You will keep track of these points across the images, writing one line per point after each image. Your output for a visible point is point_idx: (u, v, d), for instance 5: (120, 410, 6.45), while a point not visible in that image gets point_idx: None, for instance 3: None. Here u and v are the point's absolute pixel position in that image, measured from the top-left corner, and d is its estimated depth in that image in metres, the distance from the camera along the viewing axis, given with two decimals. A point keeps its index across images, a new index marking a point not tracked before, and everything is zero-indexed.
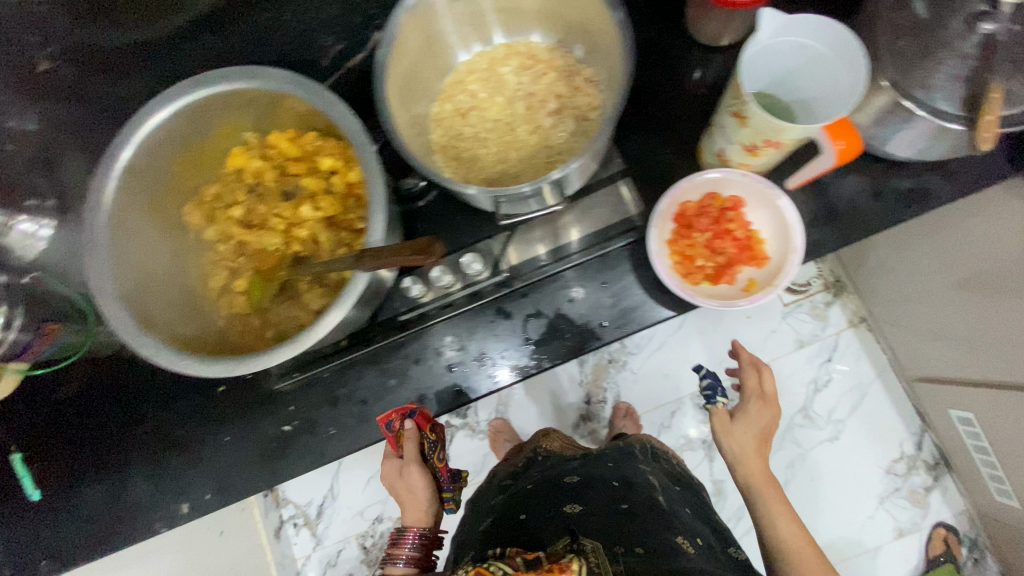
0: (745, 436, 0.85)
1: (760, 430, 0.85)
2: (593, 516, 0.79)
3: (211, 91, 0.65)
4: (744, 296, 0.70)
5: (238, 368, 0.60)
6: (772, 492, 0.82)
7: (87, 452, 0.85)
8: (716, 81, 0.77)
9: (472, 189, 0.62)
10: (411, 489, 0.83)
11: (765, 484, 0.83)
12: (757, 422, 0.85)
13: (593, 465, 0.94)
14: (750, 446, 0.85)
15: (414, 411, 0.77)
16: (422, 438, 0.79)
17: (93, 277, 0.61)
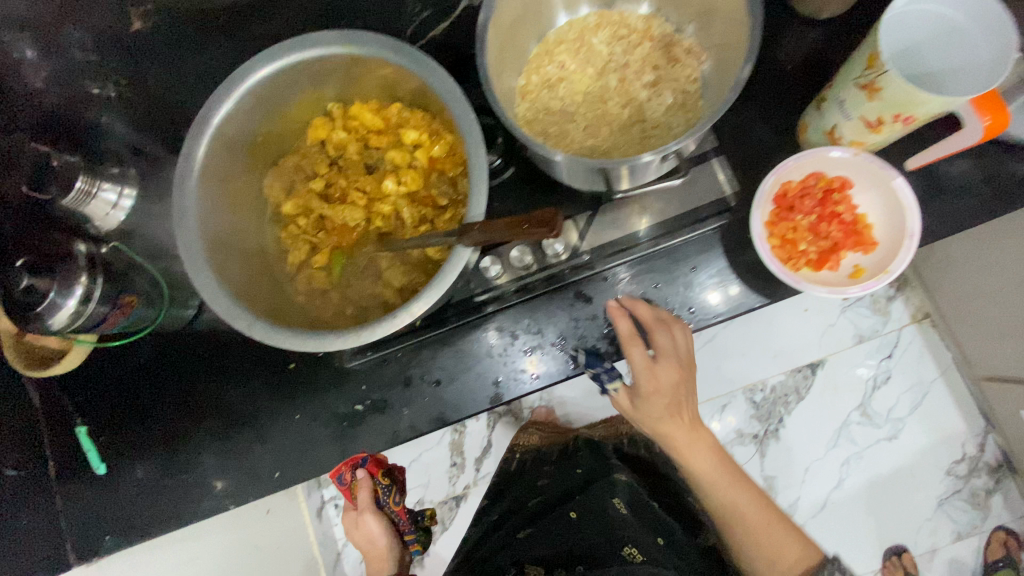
0: (658, 417, 0.73)
1: (670, 399, 0.72)
2: (550, 517, 0.85)
3: (304, 57, 0.63)
4: (850, 283, 0.66)
5: (334, 343, 0.58)
6: (710, 467, 0.74)
7: (153, 426, 0.84)
8: (819, 55, 0.73)
9: (559, 156, 0.59)
10: (370, 538, 0.94)
11: (697, 459, 0.74)
12: (666, 392, 0.71)
13: (564, 478, 0.91)
14: (667, 426, 0.73)
15: (365, 464, 0.86)
16: (375, 487, 0.92)
17: (186, 246, 0.59)
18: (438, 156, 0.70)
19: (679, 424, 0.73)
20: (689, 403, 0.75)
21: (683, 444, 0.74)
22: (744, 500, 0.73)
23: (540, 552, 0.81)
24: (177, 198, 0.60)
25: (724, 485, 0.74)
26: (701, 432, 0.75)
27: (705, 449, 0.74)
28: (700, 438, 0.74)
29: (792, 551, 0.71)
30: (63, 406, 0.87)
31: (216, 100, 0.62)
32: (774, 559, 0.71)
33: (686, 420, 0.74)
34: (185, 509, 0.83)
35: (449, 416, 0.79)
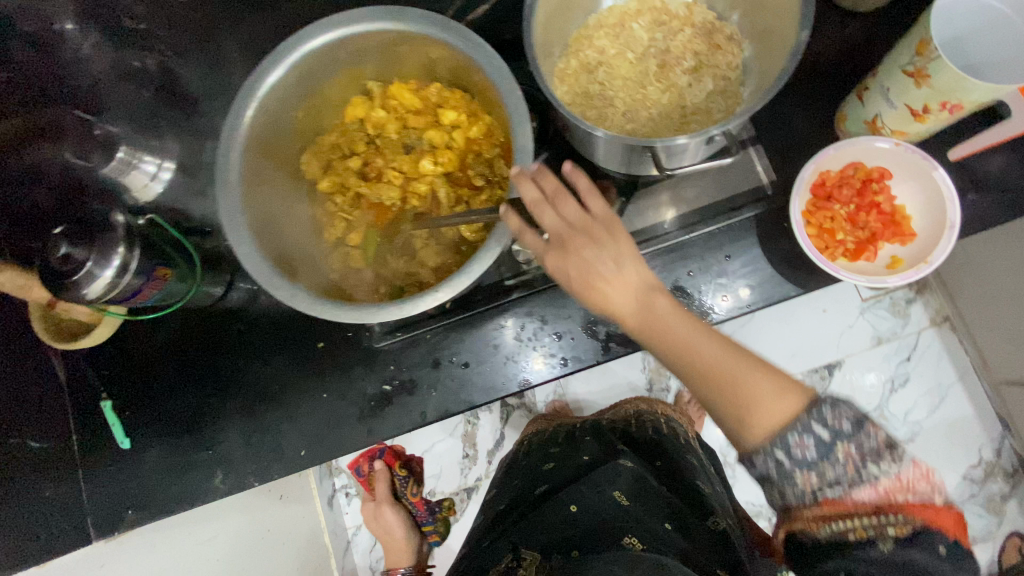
0: (591, 278, 0.55)
1: (594, 257, 0.55)
2: (553, 505, 0.81)
3: (348, 32, 0.63)
4: (888, 273, 0.66)
5: (374, 316, 0.58)
6: (652, 325, 0.53)
7: (178, 402, 0.84)
8: (858, 47, 0.73)
9: (600, 132, 0.58)
10: (391, 529, 1.34)
11: (642, 322, 0.54)
12: (592, 250, 0.55)
13: (569, 459, 0.85)
14: (603, 293, 0.54)
15: (385, 453, 1.37)
16: (393, 479, 1.37)
17: (229, 217, 0.59)
18: (476, 137, 0.70)
19: (616, 287, 0.54)
20: (622, 265, 0.55)
21: (624, 307, 0.54)
22: (699, 350, 0.52)
23: (534, 539, 0.78)
24: (221, 169, 0.60)
25: (681, 341, 0.52)
26: (655, 300, 0.54)
27: (657, 303, 0.54)
28: (640, 293, 0.54)
29: (776, 404, 0.48)
30: (88, 380, 0.86)
31: (261, 73, 0.62)
32: (749, 414, 0.49)
33: (621, 285, 0.54)
34: (209, 486, 0.83)
35: (477, 398, 0.79)
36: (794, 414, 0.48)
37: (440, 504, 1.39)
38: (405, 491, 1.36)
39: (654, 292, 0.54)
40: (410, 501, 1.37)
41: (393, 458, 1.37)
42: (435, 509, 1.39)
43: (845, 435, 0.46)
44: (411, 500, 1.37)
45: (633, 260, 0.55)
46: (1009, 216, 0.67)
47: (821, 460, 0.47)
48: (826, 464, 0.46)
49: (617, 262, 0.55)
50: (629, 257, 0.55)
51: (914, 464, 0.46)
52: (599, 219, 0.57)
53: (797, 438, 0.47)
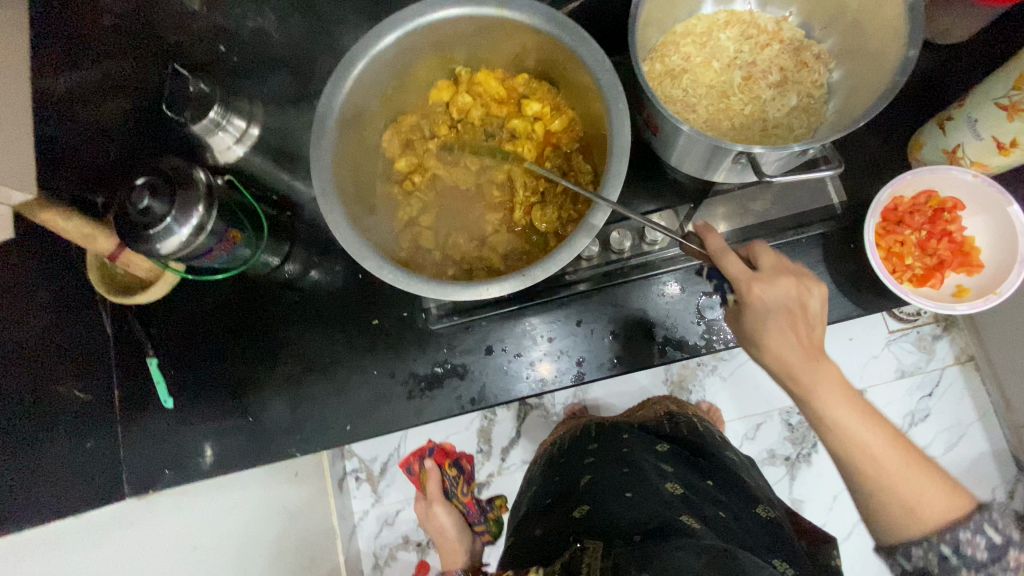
0: (766, 324, 0.59)
1: (785, 314, 0.58)
2: (598, 496, 0.75)
3: (452, 13, 0.63)
4: (955, 301, 0.67)
5: (457, 294, 0.58)
6: (827, 396, 0.57)
7: (226, 365, 0.84)
8: (936, 79, 0.74)
9: (687, 126, 0.59)
10: (442, 529, 1.31)
11: (811, 383, 0.58)
12: (775, 303, 0.59)
13: (611, 455, 0.84)
14: (779, 346, 0.59)
15: (433, 447, 1.41)
16: (446, 479, 1.37)
17: (320, 184, 0.60)
18: (557, 130, 0.71)
19: (797, 347, 0.58)
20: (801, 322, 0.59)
21: (792, 360, 0.58)
22: (871, 435, 0.56)
23: (598, 529, 0.68)
24: (316, 138, 0.61)
25: (855, 426, 0.56)
26: (826, 367, 0.58)
27: (827, 368, 0.58)
28: (814, 357, 0.58)
29: (939, 504, 0.53)
30: (135, 336, 0.86)
31: (362, 47, 0.62)
32: (912, 505, 0.54)
33: (803, 345, 0.58)
34: (248, 453, 0.83)
35: (527, 390, 0.79)
36: (962, 518, 0.52)
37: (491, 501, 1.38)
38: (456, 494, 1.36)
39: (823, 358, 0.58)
40: (463, 500, 1.36)
41: (443, 454, 1.39)
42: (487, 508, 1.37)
43: (1016, 541, 0.50)
44: (463, 499, 1.37)
45: (806, 321, 0.59)
46: None
47: (990, 563, 0.50)
48: (996, 566, 0.50)
49: (795, 316, 0.59)
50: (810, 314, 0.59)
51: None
52: (783, 277, 0.60)
53: (967, 534, 0.51)
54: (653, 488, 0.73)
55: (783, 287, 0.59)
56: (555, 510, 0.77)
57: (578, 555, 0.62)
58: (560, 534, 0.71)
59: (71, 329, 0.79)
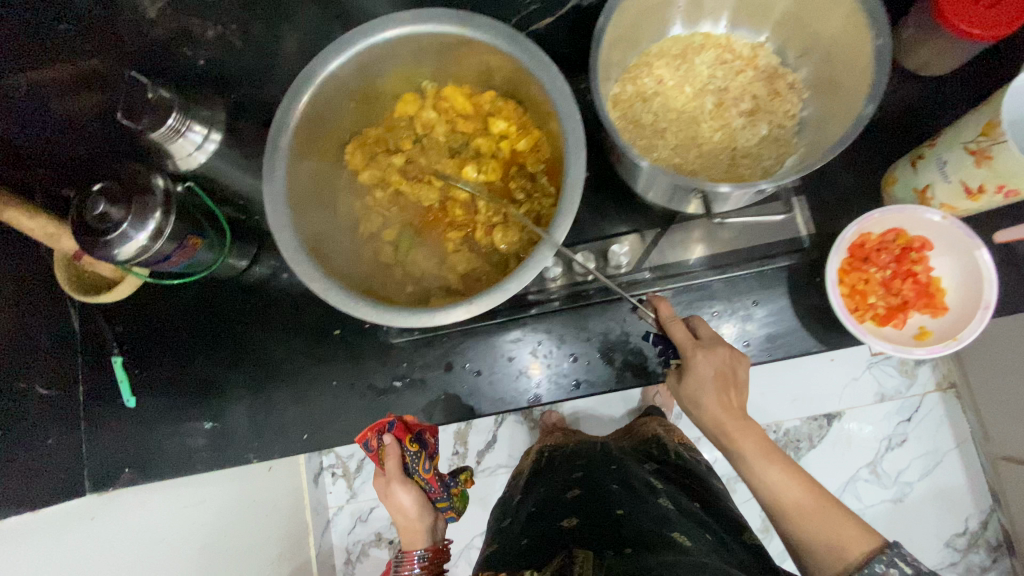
0: (702, 391, 0.67)
1: (716, 382, 0.67)
2: (589, 510, 0.75)
3: (413, 30, 0.62)
4: (916, 343, 0.66)
5: (402, 320, 0.57)
6: (752, 454, 0.65)
7: (190, 367, 0.85)
8: (914, 112, 0.73)
9: (645, 163, 0.59)
10: (400, 507, 0.80)
11: (742, 438, 0.66)
12: (712, 371, 0.67)
13: (601, 472, 0.86)
14: (708, 410, 0.67)
15: (392, 424, 0.75)
16: (405, 455, 0.76)
17: (271, 202, 0.59)
18: (523, 150, 0.70)
19: (727, 411, 0.66)
20: (727, 388, 0.67)
21: (719, 421, 0.67)
22: (787, 484, 0.63)
23: (587, 541, 0.67)
24: (270, 154, 0.60)
25: (775, 478, 0.64)
26: (748, 430, 0.66)
27: (747, 429, 0.66)
28: (738, 420, 0.66)
29: (852, 541, 0.57)
30: (102, 334, 0.87)
31: (321, 61, 0.61)
32: (836, 545, 0.58)
33: (731, 409, 0.67)
34: (207, 456, 0.83)
35: (484, 407, 0.78)
36: (876, 553, 0.56)
37: (455, 477, 0.88)
38: (417, 470, 0.78)
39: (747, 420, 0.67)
40: (425, 479, 0.79)
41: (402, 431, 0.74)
42: (449, 483, 0.85)
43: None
44: (426, 477, 0.80)
45: (738, 387, 0.67)
46: None
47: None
48: None
49: (725, 382, 0.67)
50: (738, 379, 0.67)
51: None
52: (718, 347, 0.68)
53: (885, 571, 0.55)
54: (649, 507, 0.74)
55: (719, 356, 0.67)
56: (540, 519, 0.78)
57: (568, 565, 0.63)
58: (546, 543, 0.70)
59: (35, 326, 0.80)
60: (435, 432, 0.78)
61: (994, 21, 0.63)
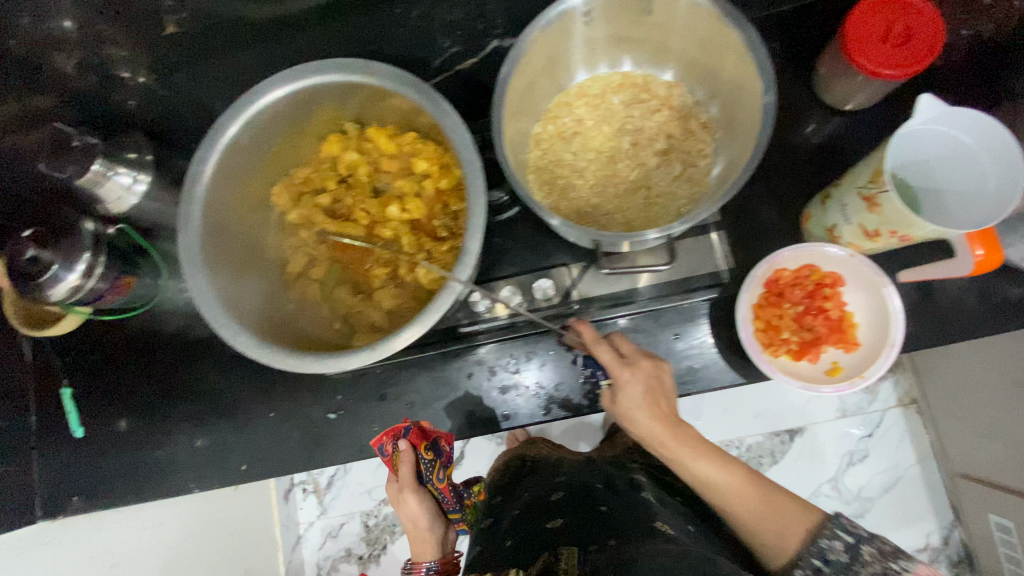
0: (636, 407, 0.66)
1: (645, 399, 0.66)
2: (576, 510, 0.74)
3: (325, 78, 0.64)
4: (826, 379, 0.67)
5: (311, 365, 0.59)
6: (704, 469, 0.64)
7: (135, 398, 0.86)
8: (833, 145, 0.74)
9: (557, 220, 0.60)
10: (412, 517, 0.82)
11: (676, 445, 0.65)
12: (640, 387, 0.66)
13: (586, 474, 0.84)
14: (644, 424, 0.66)
15: (408, 429, 0.75)
16: (419, 463, 0.77)
17: (185, 251, 0.61)
18: (445, 189, 0.72)
19: (661, 422, 0.66)
20: (659, 399, 0.67)
21: (656, 434, 0.66)
22: (735, 482, 0.64)
23: (572, 539, 0.68)
24: (185, 204, 0.61)
25: (725, 481, 0.64)
26: (685, 439, 0.65)
27: (684, 436, 0.65)
28: (673, 430, 0.66)
29: (794, 522, 0.62)
30: (52, 365, 0.89)
31: (234, 111, 0.63)
32: (784, 530, 0.62)
33: (663, 420, 0.66)
34: (151, 486, 0.84)
35: None
36: (819, 529, 0.61)
37: (467, 490, 0.96)
38: (431, 477, 0.80)
39: (681, 427, 0.66)
40: (437, 488, 0.82)
41: (417, 434, 0.75)
42: (461, 496, 0.93)
43: (864, 538, 0.59)
44: (439, 486, 0.82)
45: (666, 395, 0.67)
46: (943, 341, 0.70)
47: (851, 564, 0.59)
48: (857, 566, 0.58)
49: (655, 396, 0.66)
50: (663, 388, 0.68)
51: (925, 563, 0.57)
52: (641, 361, 0.68)
53: (827, 541, 0.60)
54: (629, 499, 0.74)
55: (643, 369, 0.67)
56: (526, 521, 0.76)
57: (552, 564, 0.63)
58: (533, 544, 0.70)
59: None
60: (450, 440, 0.78)
61: (905, 59, 0.63)
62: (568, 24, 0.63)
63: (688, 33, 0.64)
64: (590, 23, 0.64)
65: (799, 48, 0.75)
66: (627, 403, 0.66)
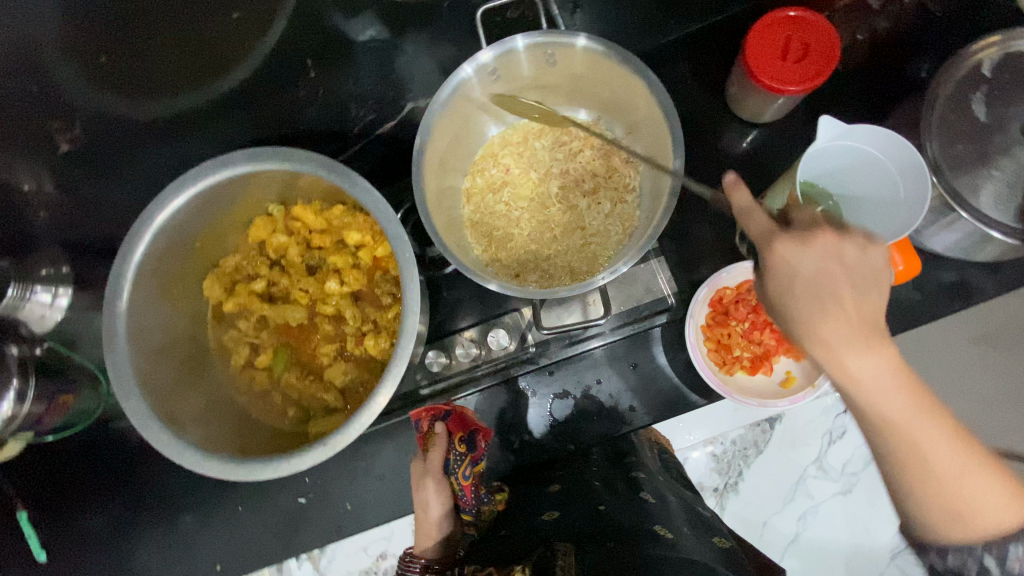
0: (814, 291, 0.45)
1: (826, 281, 0.45)
2: (569, 501, 0.65)
3: (236, 170, 0.62)
4: (780, 391, 0.70)
5: (261, 471, 0.58)
6: (909, 420, 0.43)
7: (105, 508, 0.78)
8: (755, 158, 0.76)
9: (493, 283, 0.60)
10: (423, 505, 0.69)
11: (878, 364, 0.43)
12: (821, 263, 0.45)
13: (579, 472, 0.71)
14: (829, 322, 0.44)
15: (449, 413, 0.70)
16: (450, 451, 0.68)
17: (112, 370, 0.59)
18: (382, 256, 0.71)
19: (849, 316, 0.44)
20: (866, 291, 0.45)
21: (848, 342, 0.44)
22: (943, 449, 0.43)
23: (569, 533, 0.58)
24: (107, 322, 0.59)
25: (933, 444, 0.43)
26: (891, 353, 0.44)
27: (889, 352, 0.44)
28: (879, 341, 0.44)
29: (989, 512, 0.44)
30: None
31: (145, 219, 0.61)
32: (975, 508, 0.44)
33: (855, 321, 0.44)
34: None
35: (394, 510, 0.78)
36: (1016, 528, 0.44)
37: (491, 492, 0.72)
38: (457, 471, 0.67)
39: (886, 338, 0.44)
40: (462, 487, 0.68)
41: (459, 422, 0.69)
42: (484, 498, 0.71)
43: None
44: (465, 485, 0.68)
45: (862, 282, 0.45)
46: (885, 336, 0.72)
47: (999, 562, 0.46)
48: None
49: (850, 280, 0.45)
50: (873, 276, 0.46)
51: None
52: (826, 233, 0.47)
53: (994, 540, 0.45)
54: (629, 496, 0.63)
55: (831, 242, 0.46)
56: (519, 513, 0.68)
57: (547, 557, 0.54)
58: (525, 537, 0.61)
59: None
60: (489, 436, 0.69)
61: (803, 75, 0.65)
62: (471, 88, 0.64)
63: (594, 77, 0.65)
64: (497, 79, 0.65)
65: (712, 65, 0.77)
66: (819, 274, 0.45)
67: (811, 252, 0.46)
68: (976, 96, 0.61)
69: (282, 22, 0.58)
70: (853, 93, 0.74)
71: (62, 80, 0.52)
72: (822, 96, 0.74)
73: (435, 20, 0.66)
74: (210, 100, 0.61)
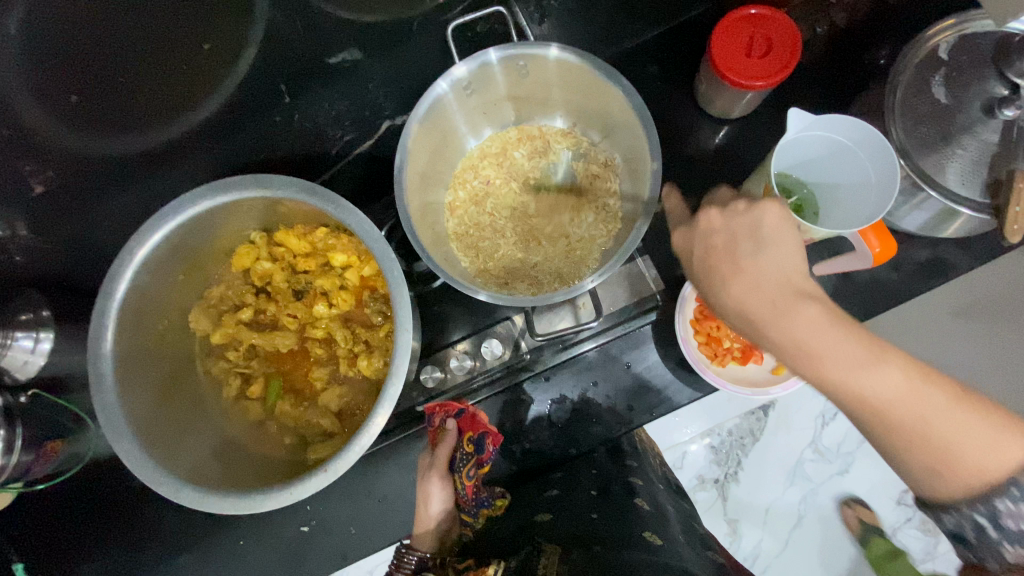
0: (716, 267, 0.49)
1: (722, 255, 0.48)
2: (565, 505, 0.66)
3: (217, 201, 0.62)
4: (772, 377, 0.71)
5: (262, 503, 0.57)
6: (843, 368, 0.42)
7: (109, 557, 0.76)
8: (729, 152, 0.78)
9: (483, 295, 0.60)
10: (425, 500, 0.68)
11: (786, 323, 0.44)
12: (721, 235, 0.49)
13: (576, 480, 0.71)
14: (733, 292, 0.47)
15: (461, 411, 0.70)
16: (458, 448, 0.68)
17: (100, 413, 0.57)
18: (369, 275, 0.71)
19: (752, 280, 0.46)
20: (760, 250, 0.47)
21: (758, 309, 0.45)
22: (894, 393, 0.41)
23: (559, 536, 0.60)
24: (92, 364, 0.58)
25: (881, 388, 0.41)
26: (803, 307, 0.44)
27: (810, 310, 0.43)
28: (789, 301, 0.44)
29: (989, 453, 0.39)
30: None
31: (126, 256, 0.60)
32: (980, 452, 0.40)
33: (762, 288, 0.45)
34: None
35: (400, 530, 0.77)
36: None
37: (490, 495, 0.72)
38: (462, 470, 0.67)
39: (800, 296, 0.44)
40: (466, 486, 0.68)
41: (472, 420, 0.69)
42: (484, 499, 0.71)
43: None
44: (467, 485, 0.68)
45: (762, 249, 0.47)
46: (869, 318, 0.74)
47: None
48: None
49: (751, 243, 0.47)
50: (767, 237, 0.47)
51: None
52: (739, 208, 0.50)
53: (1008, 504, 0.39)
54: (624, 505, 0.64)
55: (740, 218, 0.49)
56: (516, 516, 0.70)
57: (532, 559, 0.56)
58: (517, 536, 0.64)
59: None
60: (498, 442, 0.67)
61: (768, 70, 0.66)
62: (447, 104, 0.65)
63: (567, 85, 0.67)
64: (472, 92, 0.66)
65: (679, 64, 0.79)
66: (709, 247, 0.50)
67: (698, 231, 0.51)
68: (935, 79, 0.62)
69: (254, 52, 0.58)
70: (817, 83, 0.76)
71: (33, 123, 0.50)
72: (787, 86, 0.76)
73: (407, 39, 0.66)
74: (184, 132, 0.61)
